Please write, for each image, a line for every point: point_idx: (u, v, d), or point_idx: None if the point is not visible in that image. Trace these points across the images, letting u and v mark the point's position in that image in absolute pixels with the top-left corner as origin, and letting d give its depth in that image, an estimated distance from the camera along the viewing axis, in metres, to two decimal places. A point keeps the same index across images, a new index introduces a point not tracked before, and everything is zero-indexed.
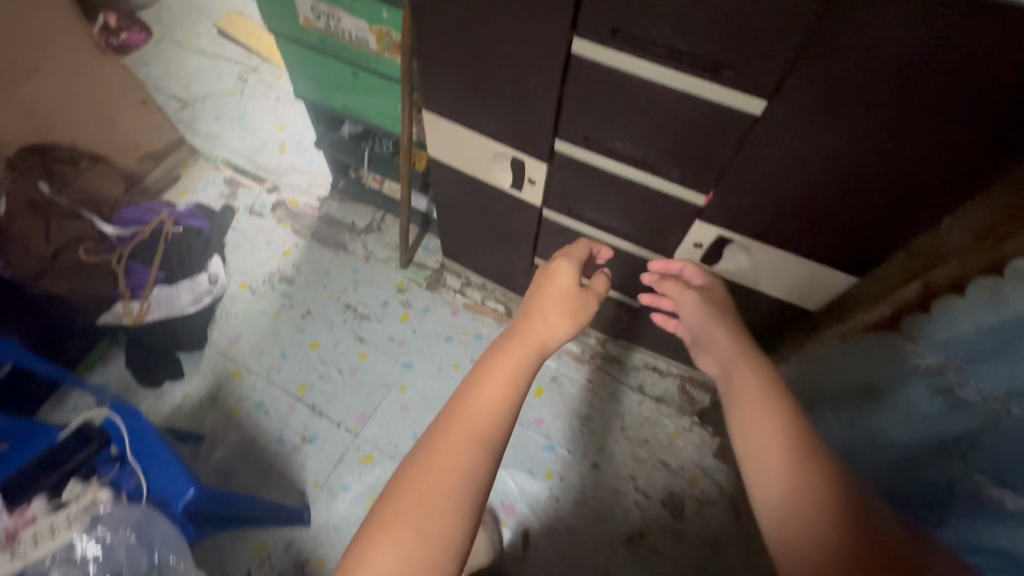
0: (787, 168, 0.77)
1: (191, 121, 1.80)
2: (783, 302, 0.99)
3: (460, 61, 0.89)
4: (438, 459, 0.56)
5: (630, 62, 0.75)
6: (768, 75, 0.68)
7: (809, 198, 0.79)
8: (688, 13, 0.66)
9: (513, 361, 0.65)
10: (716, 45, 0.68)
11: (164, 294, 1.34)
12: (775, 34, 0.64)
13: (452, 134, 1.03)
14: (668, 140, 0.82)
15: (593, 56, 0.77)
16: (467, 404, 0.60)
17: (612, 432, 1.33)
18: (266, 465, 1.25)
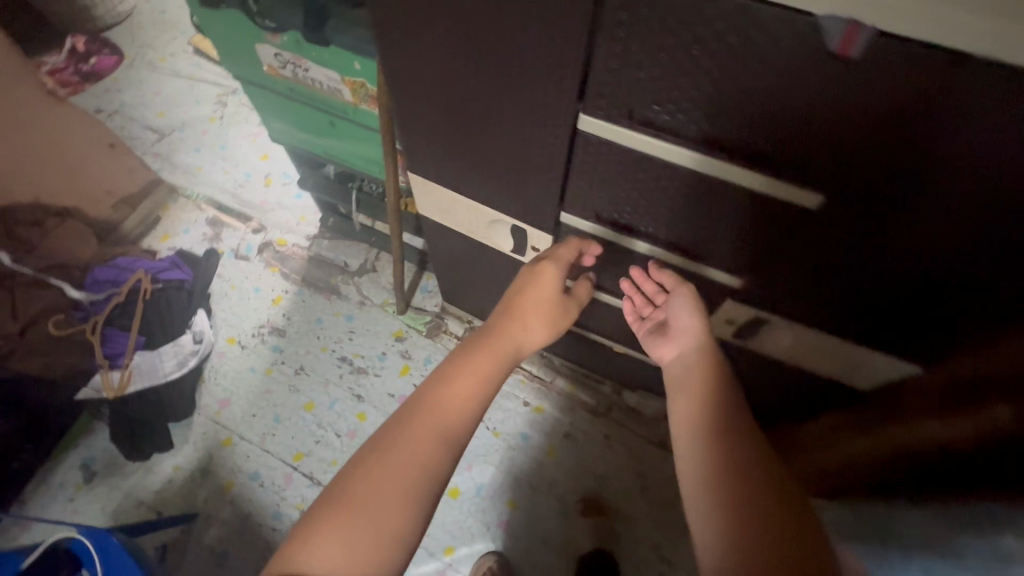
0: (845, 264, 0.64)
1: (169, 154, 1.68)
2: (824, 378, 0.87)
3: (446, 126, 0.76)
4: (399, 465, 0.59)
5: (649, 144, 0.62)
6: (830, 172, 0.55)
7: (870, 294, 0.67)
8: (725, 91, 0.52)
9: (482, 371, 0.70)
10: (766, 136, 0.55)
11: (146, 361, 1.25)
12: (844, 130, 0.51)
13: (443, 198, 0.90)
14: (698, 219, 0.69)
15: (606, 132, 0.63)
16: (437, 403, 0.65)
17: (632, 492, 1.22)
18: (264, 545, 1.17)
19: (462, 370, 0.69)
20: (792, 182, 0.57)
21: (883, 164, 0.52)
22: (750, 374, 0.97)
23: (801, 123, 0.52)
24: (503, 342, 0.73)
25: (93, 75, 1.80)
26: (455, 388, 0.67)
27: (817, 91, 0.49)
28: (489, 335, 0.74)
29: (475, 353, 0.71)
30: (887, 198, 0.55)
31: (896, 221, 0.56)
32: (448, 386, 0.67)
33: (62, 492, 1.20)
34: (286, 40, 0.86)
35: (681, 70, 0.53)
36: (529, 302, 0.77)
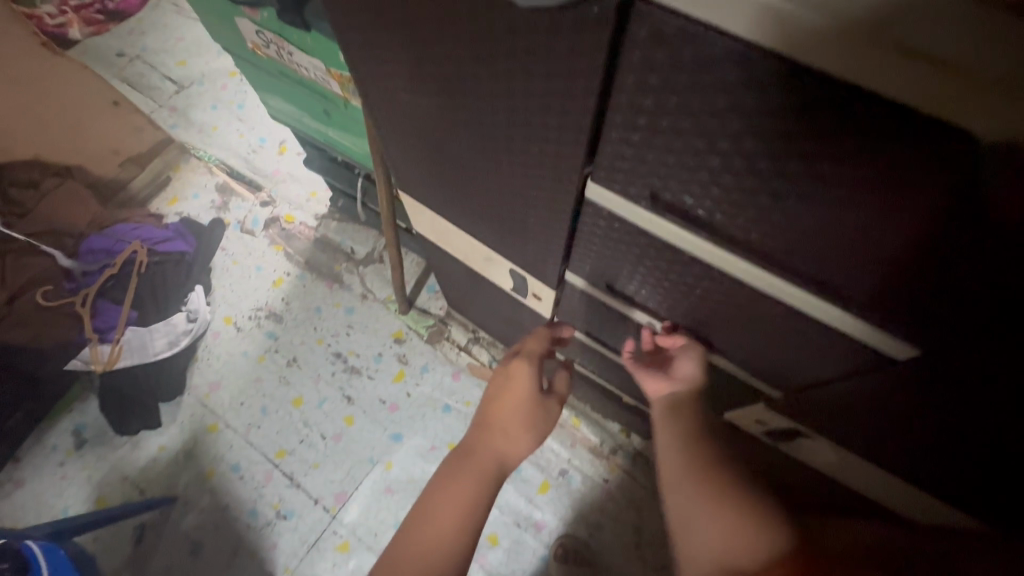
0: (916, 413, 0.50)
1: (185, 108, 1.58)
2: (866, 492, 0.71)
3: (434, 151, 0.62)
4: None
5: (677, 236, 0.50)
6: (916, 308, 0.41)
7: (940, 449, 0.52)
8: (780, 194, 0.40)
9: (458, 491, 0.61)
10: (835, 258, 0.42)
11: (137, 338, 1.21)
12: (947, 270, 0.36)
13: (437, 223, 0.76)
14: (730, 315, 0.56)
15: (623, 207, 0.51)
16: (408, 543, 0.57)
17: (624, 548, 1.11)
18: (235, 541, 1.14)
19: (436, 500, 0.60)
20: (856, 308, 0.45)
21: (992, 321, 0.38)
22: (777, 463, 0.83)
23: (884, 249, 0.39)
24: (478, 455, 0.64)
25: (119, 14, 1.71)
26: (428, 525, 0.58)
27: (912, 220, 0.35)
28: (465, 452, 0.65)
29: (451, 475, 0.62)
30: (994, 360, 0.40)
31: (998, 389, 0.42)
32: (420, 526, 0.58)
33: (53, 455, 1.21)
34: (266, 18, 0.72)
35: (730, 152, 0.39)
36: (506, 408, 0.69)
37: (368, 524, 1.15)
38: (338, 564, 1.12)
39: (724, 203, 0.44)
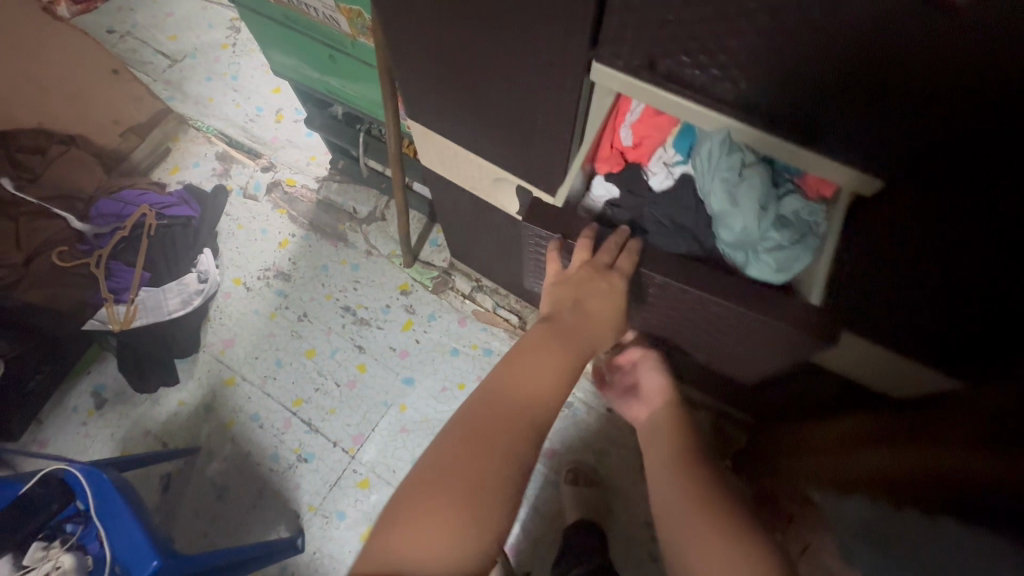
0: (910, 250, 0.59)
1: (180, 81, 1.61)
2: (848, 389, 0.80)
3: (444, 69, 0.67)
4: (475, 440, 0.49)
5: (676, 105, 0.57)
6: (900, 140, 0.50)
7: (922, 301, 0.61)
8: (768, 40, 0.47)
9: (546, 367, 0.57)
10: (803, 94, 0.50)
11: (151, 298, 1.24)
12: (933, 88, 0.44)
13: (445, 149, 0.82)
14: (687, 290, 0.65)
15: (625, 85, 0.58)
16: (506, 390, 0.53)
17: (630, 470, 1.18)
18: (259, 482, 1.19)
19: (519, 372, 0.56)
20: (847, 153, 0.54)
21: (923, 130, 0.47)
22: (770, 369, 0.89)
23: (868, 82, 0.47)
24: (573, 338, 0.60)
25: None
26: (525, 384, 0.55)
27: (904, 49, 0.43)
28: (549, 330, 0.60)
29: (538, 351, 0.58)
30: (975, 172, 0.49)
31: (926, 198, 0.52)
32: (515, 383, 0.54)
33: (74, 416, 1.24)
34: None
35: (724, 6, 0.46)
36: (594, 308, 0.63)
37: (387, 461, 1.20)
38: (360, 500, 1.17)
39: (728, 68, 0.51)
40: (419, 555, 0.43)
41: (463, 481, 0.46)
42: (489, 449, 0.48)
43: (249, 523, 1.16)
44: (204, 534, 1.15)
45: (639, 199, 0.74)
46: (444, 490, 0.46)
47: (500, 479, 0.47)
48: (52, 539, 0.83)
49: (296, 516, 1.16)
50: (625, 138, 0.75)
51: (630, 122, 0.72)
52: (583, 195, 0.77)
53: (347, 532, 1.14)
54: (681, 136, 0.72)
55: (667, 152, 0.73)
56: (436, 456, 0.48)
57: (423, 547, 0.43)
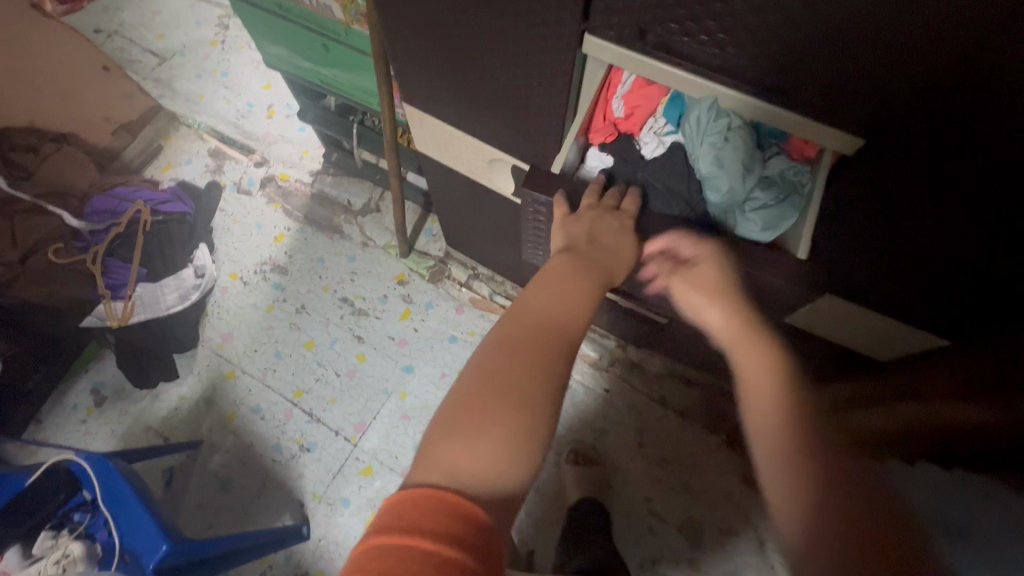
0: (897, 213, 0.61)
1: (169, 78, 1.61)
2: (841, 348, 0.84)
3: (438, 49, 0.68)
4: (510, 351, 0.52)
5: (666, 73, 0.59)
6: (885, 103, 0.52)
7: (914, 254, 0.64)
8: (749, 9, 0.49)
9: (570, 288, 0.59)
10: (785, 62, 0.52)
11: (149, 293, 1.25)
12: (917, 50, 0.46)
13: (440, 132, 0.84)
14: (680, 256, 0.67)
15: (615, 56, 0.60)
16: (533, 309, 0.56)
17: (629, 448, 1.20)
18: (263, 473, 1.20)
19: (543, 292, 0.58)
20: (829, 118, 0.56)
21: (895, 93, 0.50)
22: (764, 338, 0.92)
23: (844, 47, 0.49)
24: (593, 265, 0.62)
25: None
26: (550, 303, 0.57)
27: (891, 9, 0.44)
28: (570, 259, 0.62)
29: (560, 275, 0.60)
30: (960, 135, 0.50)
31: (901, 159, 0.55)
32: (541, 304, 0.57)
33: (74, 413, 1.24)
34: None
35: None
36: (608, 240, 0.66)
37: (389, 448, 1.22)
38: (363, 486, 1.18)
39: (717, 35, 0.53)
40: (469, 467, 0.45)
41: (505, 395, 0.49)
42: (527, 364, 0.51)
43: (254, 513, 1.17)
44: (209, 525, 1.16)
45: (633, 167, 0.77)
46: (489, 404, 0.48)
47: (538, 391, 0.50)
48: (60, 529, 0.84)
49: (300, 505, 1.17)
50: (617, 110, 0.78)
51: (622, 93, 0.76)
52: (578, 167, 0.79)
53: (352, 518, 1.15)
54: (670, 106, 0.77)
55: (659, 121, 0.77)
56: (474, 374, 0.50)
57: (472, 460, 0.46)
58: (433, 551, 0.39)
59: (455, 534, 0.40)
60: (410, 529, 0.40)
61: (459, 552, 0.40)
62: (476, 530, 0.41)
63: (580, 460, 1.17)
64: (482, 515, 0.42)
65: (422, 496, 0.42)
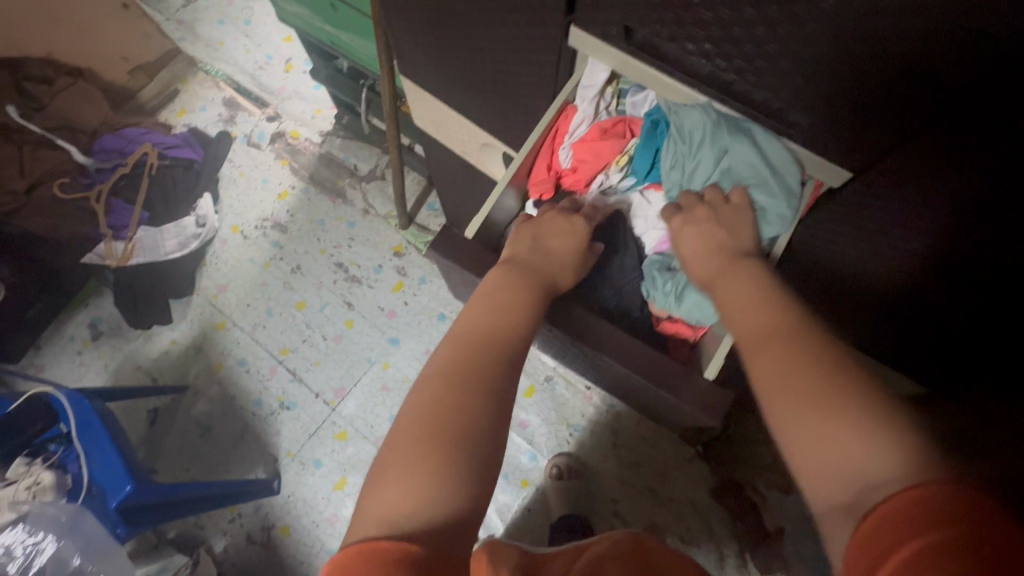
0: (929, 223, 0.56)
1: (192, 21, 1.59)
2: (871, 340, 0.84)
3: (426, 28, 0.66)
4: (443, 366, 0.49)
5: (655, 77, 0.57)
6: (867, 139, 0.50)
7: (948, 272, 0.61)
8: (741, 26, 0.46)
9: (512, 304, 0.54)
10: (779, 83, 0.50)
11: (149, 236, 1.28)
12: (915, 80, 0.43)
13: (435, 111, 0.82)
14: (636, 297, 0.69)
15: (604, 54, 0.57)
16: (466, 319, 0.54)
17: (602, 448, 1.19)
18: (242, 425, 1.23)
19: (482, 312, 0.53)
20: (824, 146, 0.53)
21: (881, 129, 0.48)
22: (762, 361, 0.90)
23: (833, 79, 0.46)
24: (531, 269, 0.58)
25: None
26: (478, 309, 0.54)
27: (895, 32, 0.41)
28: (519, 266, 0.58)
29: (499, 289, 0.55)
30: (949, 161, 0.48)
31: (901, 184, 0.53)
32: (468, 313, 0.54)
33: (71, 344, 1.28)
34: None
35: None
36: (562, 249, 0.62)
37: (366, 417, 1.23)
38: (337, 450, 1.20)
39: (704, 44, 0.50)
40: (403, 510, 0.40)
41: (438, 416, 0.44)
42: (471, 390, 0.46)
43: (229, 462, 1.20)
44: (187, 468, 1.20)
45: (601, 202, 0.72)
46: (432, 437, 0.43)
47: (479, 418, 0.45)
48: (35, 456, 0.87)
49: (274, 462, 1.20)
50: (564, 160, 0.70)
51: (569, 145, 0.68)
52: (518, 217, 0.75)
53: (324, 479, 1.18)
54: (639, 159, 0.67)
55: (610, 178, 0.69)
56: (409, 405, 0.47)
57: (408, 497, 0.41)
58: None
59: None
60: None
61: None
62: (410, 564, 0.37)
63: (563, 473, 1.15)
64: (417, 549, 0.38)
65: (348, 554, 0.38)
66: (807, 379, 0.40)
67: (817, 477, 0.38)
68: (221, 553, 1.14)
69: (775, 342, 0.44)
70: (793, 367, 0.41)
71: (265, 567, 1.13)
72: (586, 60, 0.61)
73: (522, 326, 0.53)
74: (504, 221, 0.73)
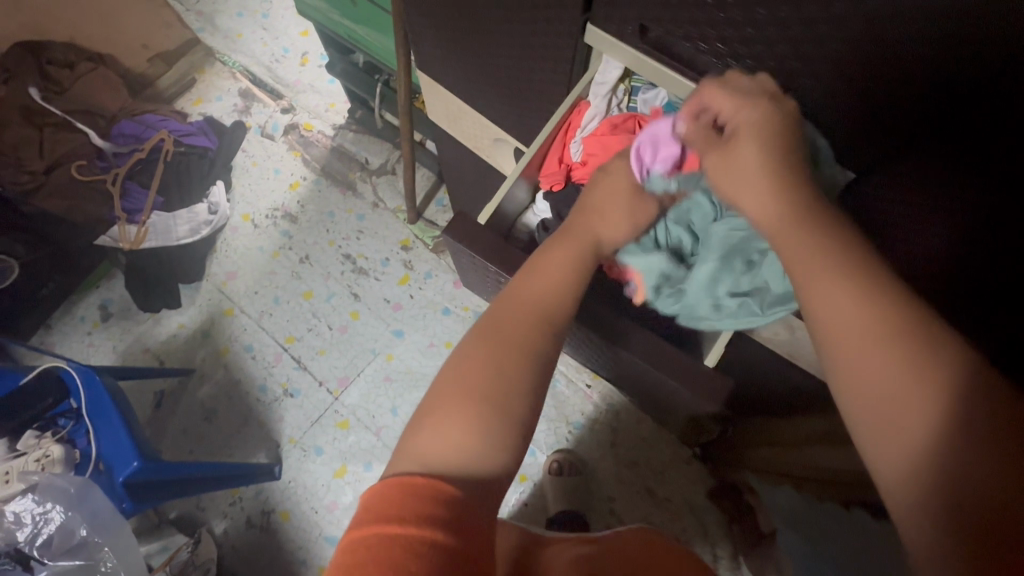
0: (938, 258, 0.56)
1: (211, 12, 1.61)
2: None
3: (446, 22, 0.68)
4: (494, 330, 0.48)
5: (667, 75, 0.58)
6: (878, 138, 0.52)
7: None
8: (751, 25, 0.48)
9: (561, 276, 0.53)
10: (790, 83, 0.52)
11: (161, 221, 1.31)
12: (913, 78, 0.45)
13: (449, 104, 0.83)
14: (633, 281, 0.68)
15: (618, 51, 0.58)
16: (519, 286, 0.52)
17: (600, 446, 1.21)
18: (246, 410, 1.24)
19: (536, 280, 0.52)
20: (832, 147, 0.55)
21: (893, 129, 0.50)
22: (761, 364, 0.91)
23: (842, 77, 0.48)
24: (582, 237, 0.57)
25: None
26: (531, 278, 0.52)
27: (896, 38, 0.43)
28: (571, 231, 0.57)
29: (553, 259, 0.54)
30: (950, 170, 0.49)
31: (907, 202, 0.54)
32: (523, 280, 0.52)
33: (81, 325, 1.30)
34: None
35: None
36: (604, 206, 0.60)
37: (367, 406, 1.24)
38: (338, 439, 1.22)
39: (717, 43, 0.52)
40: (441, 455, 0.40)
41: (486, 380, 0.44)
42: (519, 358, 0.46)
43: (232, 446, 1.22)
44: (191, 450, 1.21)
45: None
46: (475, 396, 0.43)
47: (522, 380, 0.45)
48: (45, 431, 0.89)
49: (276, 448, 1.21)
50: (575, 155, 0.71)
51: (580, 138, 0.69)
52: (527, 209, 0.78)
53: (323, 467, 1.19)
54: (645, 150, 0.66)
55: None
56: (455, 363, 0.46)
57: (449, 444, 0.41)
58: (400, 533, 0.34)
59: (418, 509, 0.35)
60: (374, 516, 0.35)
61: (432, 527, 0.35)
62: (453, 505, 0.37)
63: (561, 470, 1.16)
64: (452, 489, 0.37)
65: (385, 485, 0.37)
66: (899, 379, 0.36)
67: (895, 478, 0.36)
68: (221, 535, 1.15)
69: (870, 337, 0.38)
70: (890, 363, 0.37)
71: (264, 551, 1.14)
72: (599, 57, 0.63)
73: (574, 299, 0.52)
74: (513, 213, 0.75)
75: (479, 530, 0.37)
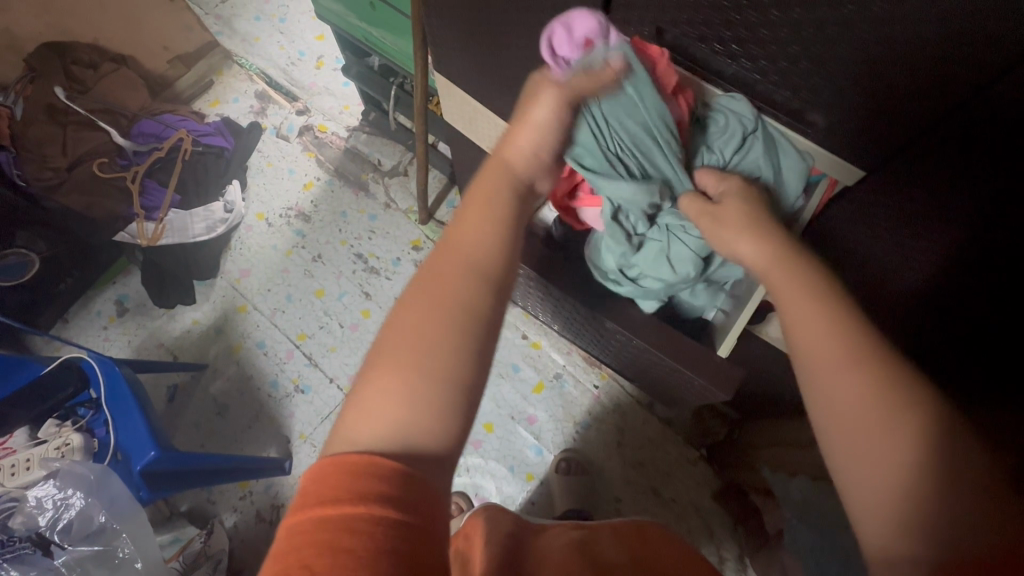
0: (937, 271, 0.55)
1: (230, 17, 1.65)
2: None
3: (466, 25, 0.70)
4: (425, 289, 0.43)
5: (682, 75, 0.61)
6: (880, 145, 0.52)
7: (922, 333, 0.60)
8: (763, 30, 0.50)
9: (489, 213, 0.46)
10: (800, 86, 0.53)
11: (178, 219, 1.33)
12: (919, 83, 0.45)
13: (466, 106, 0.85)
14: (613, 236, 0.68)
15: None
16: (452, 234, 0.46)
17: (607, 446, 1.21)
18: (257, 406, 1.26)
19: (473, 226, 0.46)
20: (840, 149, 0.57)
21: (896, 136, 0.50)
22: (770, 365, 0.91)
23: (849, 83, 0.49)
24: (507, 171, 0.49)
25: None
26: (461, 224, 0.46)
27: (902, 46, 0.44)
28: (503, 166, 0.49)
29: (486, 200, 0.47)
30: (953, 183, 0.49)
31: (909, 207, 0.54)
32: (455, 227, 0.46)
33: (98, 319, 1.33)
34: None
35: None
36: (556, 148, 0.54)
37: None
38: None
39: (732, 44, 0.54)
40: (378, 434, 0.38)
41: (411, 351, 0.40)
42: (453, 320, 0.41)
43: (243, 441, 1.23)
44: (202, 444, 1.23)
45: None
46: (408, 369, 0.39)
47: (456, 354, 0.40)
48: (65, 420, 0.91)
49: (286, 442, 1.23)
50: None
51: None
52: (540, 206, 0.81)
53: None
54: None
55: None
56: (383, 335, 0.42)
57: (383, 421, 0.38)
58: (337, 513, 0.33)
59: (359, 489, 0.34)
60: (310, 499, 0.34)
61: (370, 505, 0.33)
62: (394, 481, 0.35)
63: (569, 469, 1.16)
64: (383, 462, 0.35)
65: (318, 467, 0.35)
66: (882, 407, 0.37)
67: (864, 512, 0.37)
68: (231, 528, 1.17)
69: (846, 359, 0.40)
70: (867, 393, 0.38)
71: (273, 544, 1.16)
72: None
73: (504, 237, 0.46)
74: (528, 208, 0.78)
75: (424, 505, 0.35)
